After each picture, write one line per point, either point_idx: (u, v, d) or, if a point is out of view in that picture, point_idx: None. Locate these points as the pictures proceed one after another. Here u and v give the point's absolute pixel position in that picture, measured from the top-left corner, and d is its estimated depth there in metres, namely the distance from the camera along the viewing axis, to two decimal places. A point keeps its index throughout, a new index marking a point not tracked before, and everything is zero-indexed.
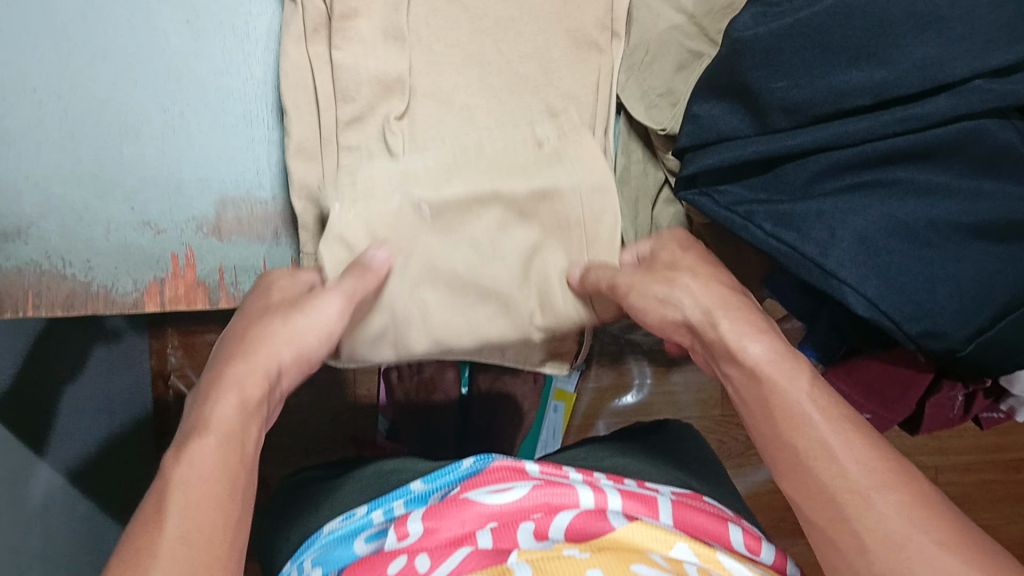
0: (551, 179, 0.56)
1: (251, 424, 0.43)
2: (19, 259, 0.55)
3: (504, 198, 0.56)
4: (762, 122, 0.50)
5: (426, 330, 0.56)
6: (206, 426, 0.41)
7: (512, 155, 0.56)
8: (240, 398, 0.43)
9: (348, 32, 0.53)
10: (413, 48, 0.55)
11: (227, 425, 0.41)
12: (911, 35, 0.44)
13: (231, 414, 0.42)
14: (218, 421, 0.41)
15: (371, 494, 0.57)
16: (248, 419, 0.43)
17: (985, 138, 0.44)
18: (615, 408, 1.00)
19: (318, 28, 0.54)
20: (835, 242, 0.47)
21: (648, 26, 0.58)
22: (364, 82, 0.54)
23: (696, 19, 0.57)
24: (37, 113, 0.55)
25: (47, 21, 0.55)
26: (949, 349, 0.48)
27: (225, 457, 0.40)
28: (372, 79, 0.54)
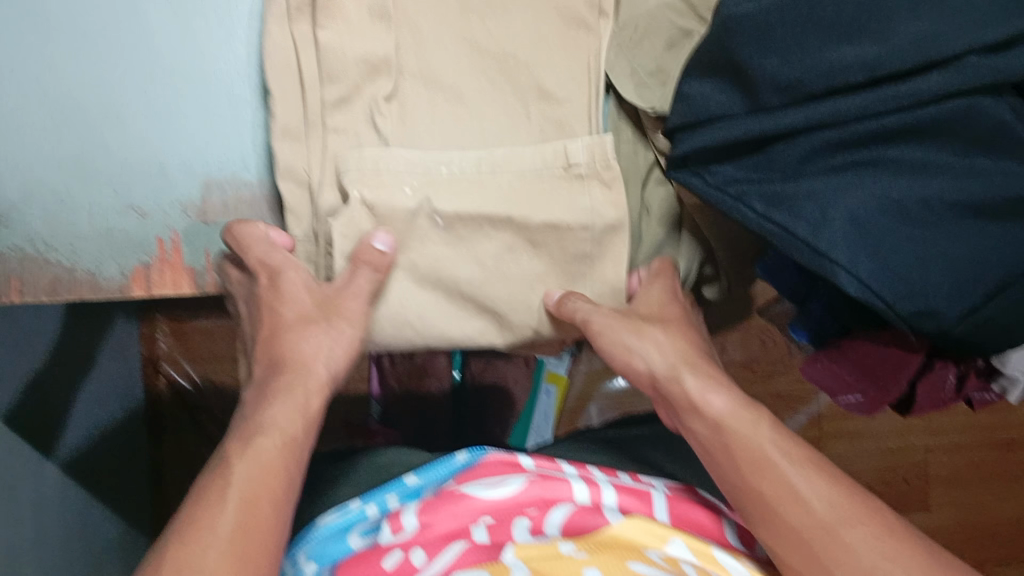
0: (565, 210, 0.55)
1: (306, 432, 0.50)
2: (3, 246, 0.55)
3: (515, 223, 0.55)
4: (753, 100, 0.49)
5: (425, 326, 0.56)
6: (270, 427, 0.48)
7: (535, 172, 0.55)
8: (299, 405, 0.51)
9: (334, 10, 0.52)
10: (400, 27, 0.54)
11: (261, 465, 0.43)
12: (905, 13, 0.44)
13: (290, 421, 0.49)
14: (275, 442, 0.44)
15: (369, 485, 0.56)
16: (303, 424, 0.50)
17: (978, 113, 0.44)
18: (606, 392, 1.00)
19: (301, 6, 0.53)
20: (828, 223, 0.47)
21: (637, 4, 0.57)
22: (351, 60, 0.53)
23: None
24: (19, 93, 0.54)
25: (27, 3, 0.54)
26: (941, 328, 0.48)
27: (287, 464, 0.45)
28: (359, 59, 0.53)
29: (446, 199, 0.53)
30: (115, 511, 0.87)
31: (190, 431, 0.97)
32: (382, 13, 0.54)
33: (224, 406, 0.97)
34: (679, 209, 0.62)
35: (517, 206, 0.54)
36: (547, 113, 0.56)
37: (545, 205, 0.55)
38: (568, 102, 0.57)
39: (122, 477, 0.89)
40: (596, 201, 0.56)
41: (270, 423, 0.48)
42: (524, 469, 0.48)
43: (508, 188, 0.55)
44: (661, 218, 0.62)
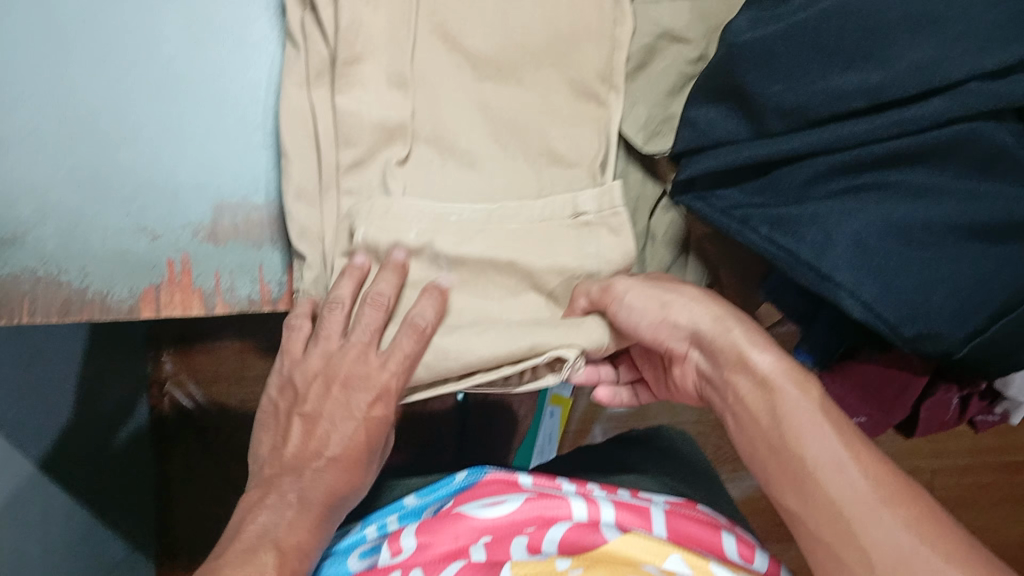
0: (577, 258, 0.55)
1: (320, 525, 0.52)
2: (14, 266, 0.55)
3: (521, 269, 0.54)
4: (758, 126, 0.50)
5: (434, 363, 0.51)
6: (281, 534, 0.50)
7: (542, 220, 0.55)
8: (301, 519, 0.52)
9: (351, 76, 0.52)
10: (416, 93, 0.54)
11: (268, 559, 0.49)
12: (907, 38, 0.44)
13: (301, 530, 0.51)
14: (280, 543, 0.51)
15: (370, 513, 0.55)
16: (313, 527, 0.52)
17: (982, 138, 0.44)
18: (611, 413, 1.00)
19: (320, 73, 0.53)
20: (831, 246, 0.47)
21: (646, 46, 0.58)
22: (367, 127, 0.52)
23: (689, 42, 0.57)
24: (31, 119, 0.55)
25: (41, 29, 0.55)
26: (946, 351, 0.48)
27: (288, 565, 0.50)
28: (374, 124, 0.52)
29: (450, 241, 0.53)
30: (116, 528, 0.87)
31: (194, 451, 0.97)
32: (400, 83, 0.53)
33: (229, 426, 0.97)
34: (686, 234, 0.63)
35: (537, 252, 0.54)
36: (557, 174, 0.57)
37: (554, 254, 0.54)
38: (577, 164, 0.57)
39: (128, 497, 0.90)
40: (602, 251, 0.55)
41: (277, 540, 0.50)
42: (523, 488, 0.48)
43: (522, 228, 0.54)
44: (666, 245, 0.63)
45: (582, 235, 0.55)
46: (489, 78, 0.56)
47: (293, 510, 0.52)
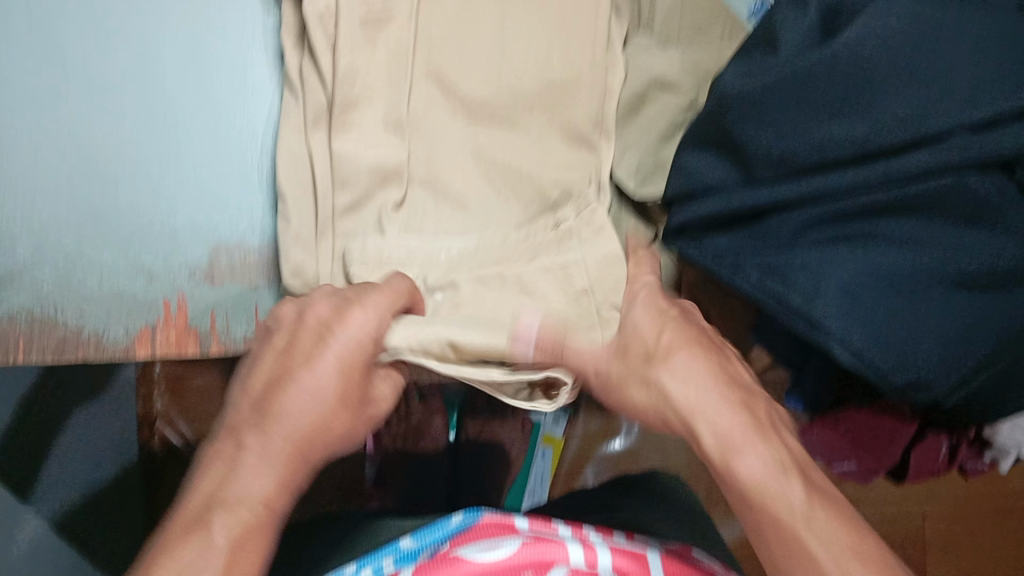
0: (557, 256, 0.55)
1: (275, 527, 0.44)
2: (11, 306, 0.56)
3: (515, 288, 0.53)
4: (749, 174, 0.51)
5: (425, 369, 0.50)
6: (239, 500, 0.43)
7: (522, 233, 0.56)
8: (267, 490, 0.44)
9: (348, 122, 0.53)
10: (413, 138, 0.55)
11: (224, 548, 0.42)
12: (893, 90, 0.45)
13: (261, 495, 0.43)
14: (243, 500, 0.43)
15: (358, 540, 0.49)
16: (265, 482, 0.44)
17: (965, 190, 0.45)
18: (603, 455, 1.01)
19: (319, 117, 0.55)
20: (821, 293, 0.47)
21: (638, 82, 0.58)
22: (364, 170, 0.53)
23: (680, 88, 0.58)
24: (32, 158, 0.56)
25: (41, 65, 0.56)
26: (932, 397, 0.49)
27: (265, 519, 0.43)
28: (371, 168, 0.54)
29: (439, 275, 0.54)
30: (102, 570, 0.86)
31: None
32: (397, 125, 0.55)
33: None
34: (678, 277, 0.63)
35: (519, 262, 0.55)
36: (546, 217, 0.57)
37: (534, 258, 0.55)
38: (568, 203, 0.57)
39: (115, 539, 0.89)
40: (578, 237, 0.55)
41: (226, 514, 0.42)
42: (520, 532, 0.48)
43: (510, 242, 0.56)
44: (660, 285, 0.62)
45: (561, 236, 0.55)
46: (485, 123, 0.57)
47: (253, 460, 0.44)
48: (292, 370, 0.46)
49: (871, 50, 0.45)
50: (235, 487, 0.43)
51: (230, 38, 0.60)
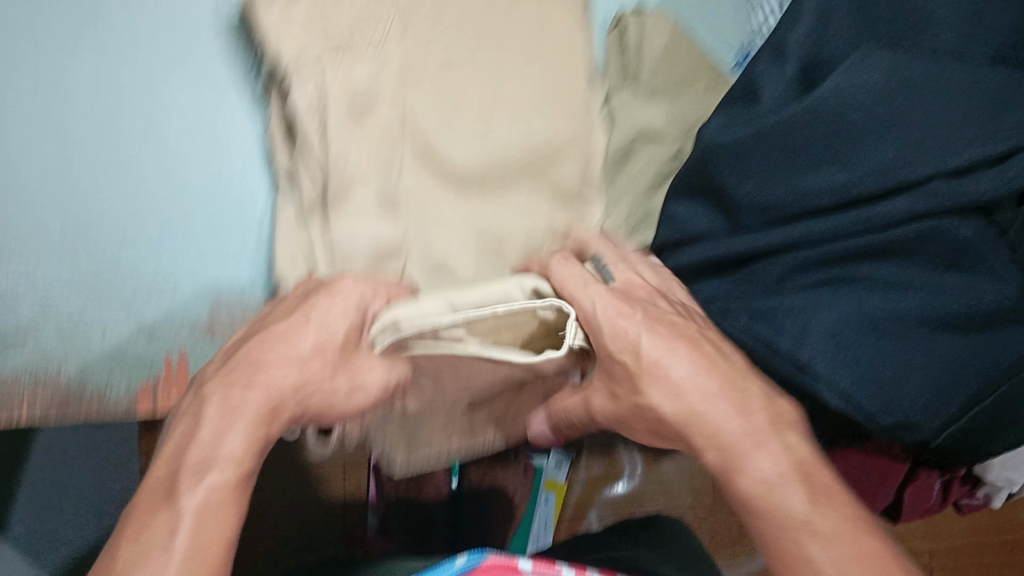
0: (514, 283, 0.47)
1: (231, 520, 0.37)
2: (10, 367, 0.55)
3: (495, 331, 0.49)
4: (735, 221, 0.52)
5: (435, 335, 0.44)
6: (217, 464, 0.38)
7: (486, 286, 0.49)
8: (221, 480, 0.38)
9: (344, 204, 0.51)
10: (409, 219, 0.54)
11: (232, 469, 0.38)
12: (870, 140, 0.47)
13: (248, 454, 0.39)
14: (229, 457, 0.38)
15: None
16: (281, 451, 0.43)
17: (946, 235, 0.47)
18: (607, 499, 1.00)
19: (313, 205, 0.52)
20: (808, 336, 0.48)
21: (624, 130, 0.60)
22: (363, 254, 0.52)
23: (666, 138, 0.60)
24: (28, 217, 0.55)
25: (33, 125, 0.55)
26: (922, 438, 0.50)
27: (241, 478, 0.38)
28: (371, 245, 0.52)
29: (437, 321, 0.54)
30: None
31: None
32: (389, 203, 0.53)
33: None
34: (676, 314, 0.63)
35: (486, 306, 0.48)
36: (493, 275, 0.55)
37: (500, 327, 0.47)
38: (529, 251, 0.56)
39: None
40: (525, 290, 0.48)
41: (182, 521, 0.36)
42: None
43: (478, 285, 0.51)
44: None
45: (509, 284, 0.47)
46: (474, 196, 0.56)
47: (210, 421, 0.39)
48: (262, 357, 0.42)
49: (850, 102, 0.47)
50: (199, 446, 0.38)
51: (220, 91, 0.60)
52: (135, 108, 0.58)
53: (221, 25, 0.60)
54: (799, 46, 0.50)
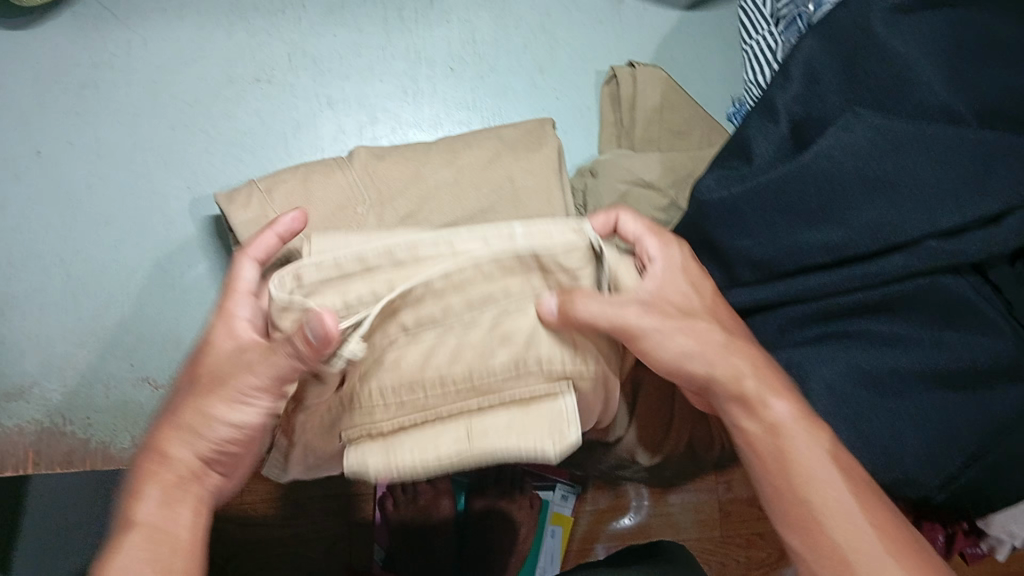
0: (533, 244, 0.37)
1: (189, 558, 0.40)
2: (22, 418, 0.59)
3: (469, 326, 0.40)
4: (732, 275, 0.52)
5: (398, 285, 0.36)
6: (172, 480, 0.42)
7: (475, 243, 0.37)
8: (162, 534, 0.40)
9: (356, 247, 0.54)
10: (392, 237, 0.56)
11: (155, 526, 0.40)
12: (863, 199, 0.47)
13: (176, 517, 0.41)
14: (153, 520, 0.41)
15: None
16: (214, 468, 0.43)
17: (941, 291, 0.47)
18: (614, 532, 0.82)
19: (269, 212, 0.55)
20: (806, 392, 0.49)
21: (612, 179, 0.60)
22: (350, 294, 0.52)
23: (661, 189, 0.59)
24: (42, 280, 0.60)
25: (56, 196, 0.61)
26: (922, 495, 0.49)
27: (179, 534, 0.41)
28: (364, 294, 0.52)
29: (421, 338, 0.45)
30: None
31: None
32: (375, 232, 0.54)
33: None
34: None
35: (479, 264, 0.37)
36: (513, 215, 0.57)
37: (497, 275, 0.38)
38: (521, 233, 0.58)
39: None
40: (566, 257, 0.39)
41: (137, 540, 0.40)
42: None
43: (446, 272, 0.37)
44: None
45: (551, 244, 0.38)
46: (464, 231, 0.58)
47: (154, 490, 0.41)
48: (179, 421, 0.42)
49: (841, 162, 0.47)
50: (140, 509, 0.41)
51: (229, 153, 0.62)
52: (148, 175, 0.62)
53: (231, 88, 0.63)
54: (788, 104, 0.50)
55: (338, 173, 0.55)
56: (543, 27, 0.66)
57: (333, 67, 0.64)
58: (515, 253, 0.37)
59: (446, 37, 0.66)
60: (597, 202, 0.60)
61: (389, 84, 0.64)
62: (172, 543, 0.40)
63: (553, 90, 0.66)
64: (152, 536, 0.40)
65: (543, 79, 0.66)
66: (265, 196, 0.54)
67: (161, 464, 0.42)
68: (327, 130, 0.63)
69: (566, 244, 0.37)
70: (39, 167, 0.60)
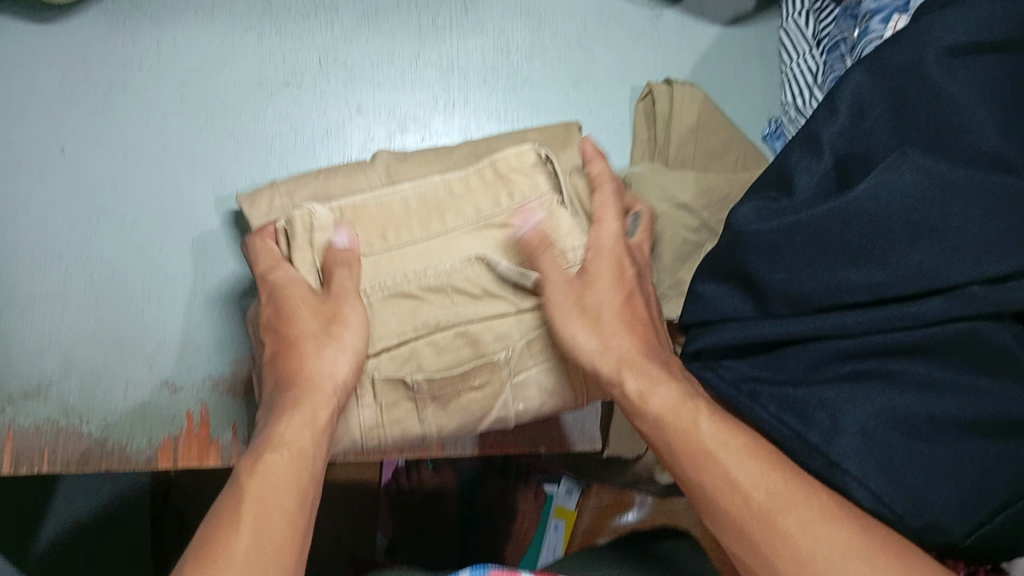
0: (491, 164, 0.54)
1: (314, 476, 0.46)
2: (38, 418, 0.58)
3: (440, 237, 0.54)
4: (765, 307, 0.51)
5: (386, 204, 0.54)
6: (280, 444, 0.46)
7: (452, 179, 0.55)
8: (293, 455, 0.46)
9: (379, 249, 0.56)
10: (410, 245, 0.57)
11: (291, 446, 0.46)
12: (907, 241, 0.47)
13: (302, 435, 0.47)
14: (286, 439, 0.46)
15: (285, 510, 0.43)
16: (321, 433, 0.48)
17: (980, 338, 0.46)
18: (618, 528, 0.96)
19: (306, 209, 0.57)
20: (838, 433, 0.48)
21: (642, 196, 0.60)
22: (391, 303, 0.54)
23: (696, 212, 0.59)
24: (64, 278, 0.60)
25: (82, 195, 0.61)
26: (949, 541, 0.48)
27: (297, 469, 0.45)
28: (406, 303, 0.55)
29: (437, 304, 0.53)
30: None
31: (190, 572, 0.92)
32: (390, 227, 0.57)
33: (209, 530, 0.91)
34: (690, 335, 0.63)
35: (460, 189, 0.54)
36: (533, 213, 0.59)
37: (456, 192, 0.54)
38: None
39: None
40: (509, 170, 0.54)
41: (277, 440, 0.46)
42: None
43: (422, 194, 0.54)
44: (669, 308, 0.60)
45: (499, 174, 0.54)
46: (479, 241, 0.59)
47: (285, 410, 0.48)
48: (304, 355, 0.50)
49: (888, 204, 0.46)
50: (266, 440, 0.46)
51: (257, 154, 0.63)
52: (175, 174, 0.62)
53: (260, 90, 0.63)
54: (833, 140, 0.50)
55: (361, 177, 0.58)
56: (578, 41, 0.67)
57: (364, 73, 0.65)
58: (476, 171, 0.54)
59: (480, 47, 0.66)
60: None
61: (421, 93, 0.65)
62: (275, 488, 0.44)
63: (586, 104, 0.66)
64: (260, 487, 0.44)
65: (576, 92, 0.66)
66: (287, 190, 0.57)
67: (295, 394, 0.49)
68: (357, 137, 0.64)
69: (519, 160, 0.54)
70: (69, 167, 0.61)
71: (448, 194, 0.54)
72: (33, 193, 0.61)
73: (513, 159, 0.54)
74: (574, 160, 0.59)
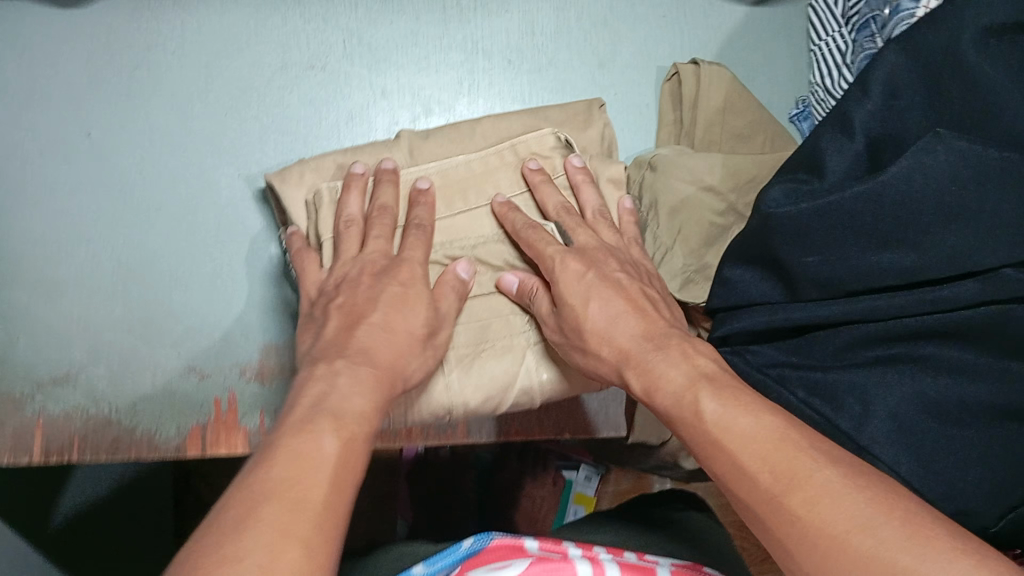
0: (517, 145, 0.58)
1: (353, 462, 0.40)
2: (68, 405, 0.59)
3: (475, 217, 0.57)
4: (794, 291, 0.51)
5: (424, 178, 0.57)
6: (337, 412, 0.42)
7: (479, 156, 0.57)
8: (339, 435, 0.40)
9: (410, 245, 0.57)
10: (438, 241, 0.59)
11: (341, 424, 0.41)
12: (939, 224, 0.46)
13: (354, 415, 0.42)
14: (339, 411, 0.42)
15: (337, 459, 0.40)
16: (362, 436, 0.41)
17: (1017, 325, 0.45)
18: None
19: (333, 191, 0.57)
20: (869, 417, 0.47)
21: (667, 178, 0.59)
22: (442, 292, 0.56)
23: (724, 196, 0.59)
24: (90, 266, 0.60)
25: (105, 182, 0.61)
26: (979, 526, 0.46)
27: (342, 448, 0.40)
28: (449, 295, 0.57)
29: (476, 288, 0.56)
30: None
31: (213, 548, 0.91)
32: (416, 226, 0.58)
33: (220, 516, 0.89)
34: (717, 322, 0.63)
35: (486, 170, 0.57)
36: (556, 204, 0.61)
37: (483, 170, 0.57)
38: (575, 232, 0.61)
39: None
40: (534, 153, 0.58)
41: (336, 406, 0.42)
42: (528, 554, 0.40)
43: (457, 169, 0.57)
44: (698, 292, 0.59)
45: (523, 156, 0.58)
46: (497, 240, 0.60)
47: (343, 379, 0.44)
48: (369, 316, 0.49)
49: (921, 187, 0.46)
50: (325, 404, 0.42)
51: (280, 139, 0.63)
52: (200, 161, 0.62)
53: (281, 73, 0.63)
54: (865, 121, 0.49)
55: (386, 156, 0.58)
56: (604, 21, 0.67)
57: (389, 55, 0.65)
58: (498, 151, 0.58)
59: (503, 28, 0.66)
60: (656, 203, 0.60)
61: (445, 76, 0.65)
62: (336, 474, 0.38)
63: (612, 85, 0.66)
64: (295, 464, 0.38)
65: (603, 74, 0.66)
66: (315, 166, 0.58)
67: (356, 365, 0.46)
68: (380, 120, 0.64)
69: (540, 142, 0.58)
70: (92, 155, 0.61)
71: (471, 173, 0.57)
72: (58, 179, 0.61)
73: (538, 142, 0.58)
74: (594, 144, 0.60)
